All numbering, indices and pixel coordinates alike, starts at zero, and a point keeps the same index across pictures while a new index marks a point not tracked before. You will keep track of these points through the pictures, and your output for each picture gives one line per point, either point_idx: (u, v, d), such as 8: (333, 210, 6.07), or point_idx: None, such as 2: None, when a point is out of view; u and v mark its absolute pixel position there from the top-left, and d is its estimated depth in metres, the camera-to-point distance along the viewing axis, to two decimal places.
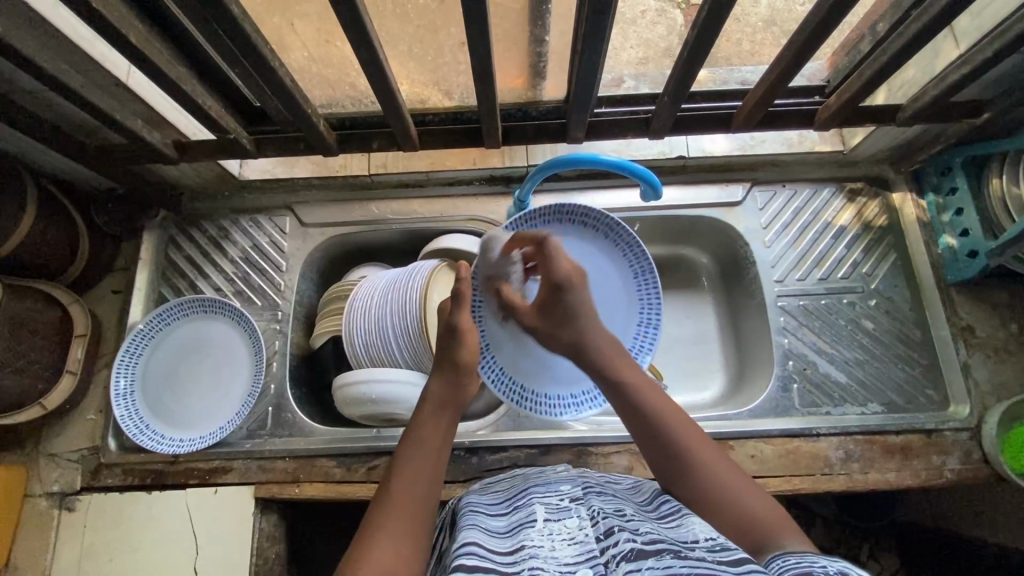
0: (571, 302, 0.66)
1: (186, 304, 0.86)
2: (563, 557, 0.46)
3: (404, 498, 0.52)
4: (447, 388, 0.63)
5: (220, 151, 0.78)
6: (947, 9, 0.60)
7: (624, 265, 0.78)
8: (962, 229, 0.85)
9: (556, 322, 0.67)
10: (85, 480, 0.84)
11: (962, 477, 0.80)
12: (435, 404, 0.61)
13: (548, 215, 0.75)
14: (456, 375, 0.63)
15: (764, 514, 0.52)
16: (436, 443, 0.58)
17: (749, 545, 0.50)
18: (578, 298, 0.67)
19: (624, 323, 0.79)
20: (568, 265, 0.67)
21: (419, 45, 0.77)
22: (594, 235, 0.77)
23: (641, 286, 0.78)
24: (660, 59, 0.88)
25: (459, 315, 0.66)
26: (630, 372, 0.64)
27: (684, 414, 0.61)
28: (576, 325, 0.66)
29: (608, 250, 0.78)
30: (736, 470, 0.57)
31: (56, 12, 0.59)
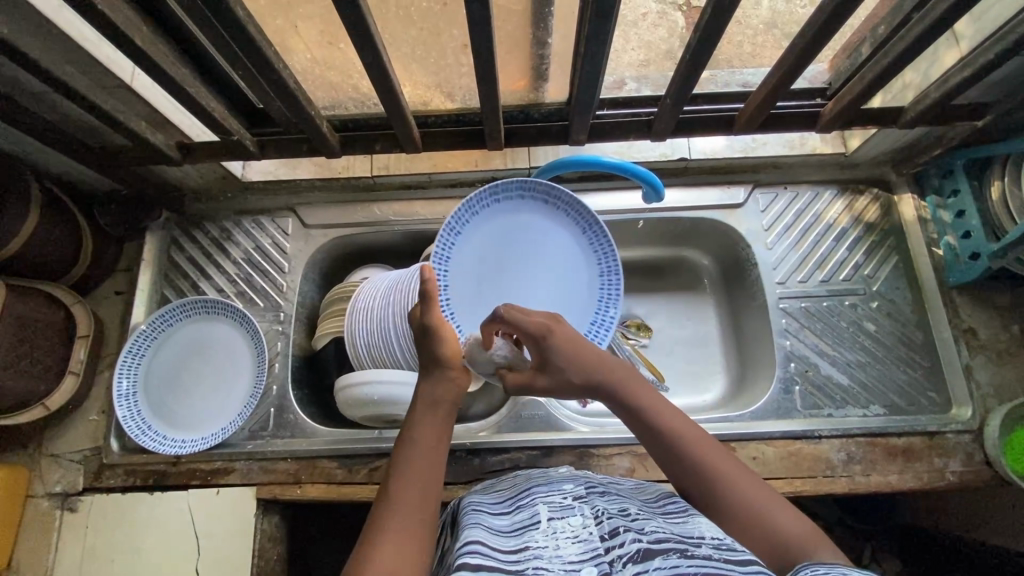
0: (558, 347, 0.61)
1: (188, 305, 0.86)
2: (568, 555, 0.46)
3: (404, 497, 0.52)
4: (438, 383, 0.61)
5: (224, 153, 0.79)
6: (948, 13, 0.60)
7: (573, 227, 0.77)
8: (963, 231, 0.85)
9: (556, 373, 0.61)
10: (86, 482, 0.84)
11: (964, 479, 0.80)
12: (428, 400, 0.60)
13: (481, 197, 0.73)
14: (440, 372, 0.61)
15: (794, 527, 0.50)
16: (434, 438, 0.57)
17: (779, 564, 0.48)
18: (564, 344, 0.61)
19: (585, 278, 0.78)
20: (536, 318, 0.63)
21: (422, 47, 0.76)
22: (533, 203, 0.76)
23: (596, 245, 0.77)
24: (661, 61, 0.89)
25: (431, 312, 0.63)
26: (646, 395, 0.59)
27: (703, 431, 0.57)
28: (575, 365, 0.61)
29: (549, 214, 0.77)
30: (762, 484, 0.54)
31: (62, 14, 0.59)
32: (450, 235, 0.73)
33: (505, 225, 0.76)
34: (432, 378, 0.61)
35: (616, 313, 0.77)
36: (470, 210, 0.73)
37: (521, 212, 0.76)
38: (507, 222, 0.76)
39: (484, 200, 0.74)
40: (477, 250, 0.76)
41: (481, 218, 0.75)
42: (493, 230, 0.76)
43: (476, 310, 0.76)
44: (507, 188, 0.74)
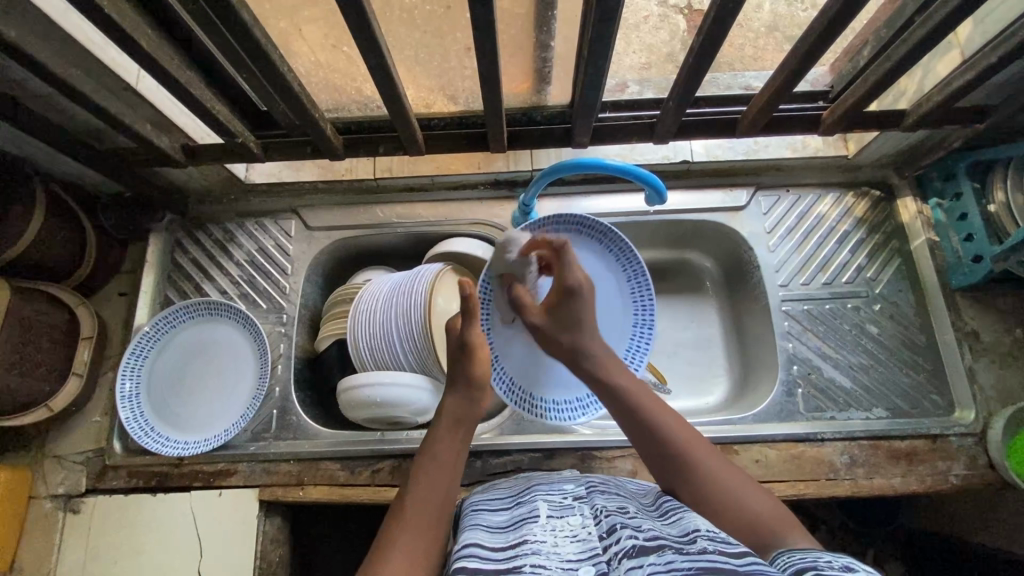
0: (580, 307, 0.67)
1: (192, 306, 0.87)
2: (566, 553, 0.46)
3: (417, 510, 0.53)
4: (457, 403, 0.63)
5: (228, 155, 0.79)
6: (950, 17, 0.60)
7: (618, 271, 0.78)
8: (966, 234, 0.85)
9: (560, 324, 0.67)
10: (91, 482, 0.84)
11: (968, 483, 0.80)
12: (450, 420, 0.62)
13: (543, 224, 0.75)
14: (468, 392, 0.64)
15: (763, 508, 0.53)
16: (450, 456, 0.59)
17: (752, 543, 0.51)
18: (584, 306, 0.67)
19: (621, 309, 0.79)
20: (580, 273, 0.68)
21: (426, 50, 0.77)
22: (587, 242, 0.77)
23: (636, 293, 0.79)
24: (663, 64, 0.89)
25: (471, 329, 0.66)
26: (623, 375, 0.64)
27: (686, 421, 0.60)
28: (580, 330, 0.66)
29: (598, 253, 0.78)
30: (734, 466, 0.57)
31: (68, 17, 0.59)
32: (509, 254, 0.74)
33: None
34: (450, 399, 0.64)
35: (649, 345, 0.79)
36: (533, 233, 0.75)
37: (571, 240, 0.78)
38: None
39: (536, 227, 0.75)
40: None
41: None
42: None
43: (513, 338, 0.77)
44: (563, 218, 0.76)
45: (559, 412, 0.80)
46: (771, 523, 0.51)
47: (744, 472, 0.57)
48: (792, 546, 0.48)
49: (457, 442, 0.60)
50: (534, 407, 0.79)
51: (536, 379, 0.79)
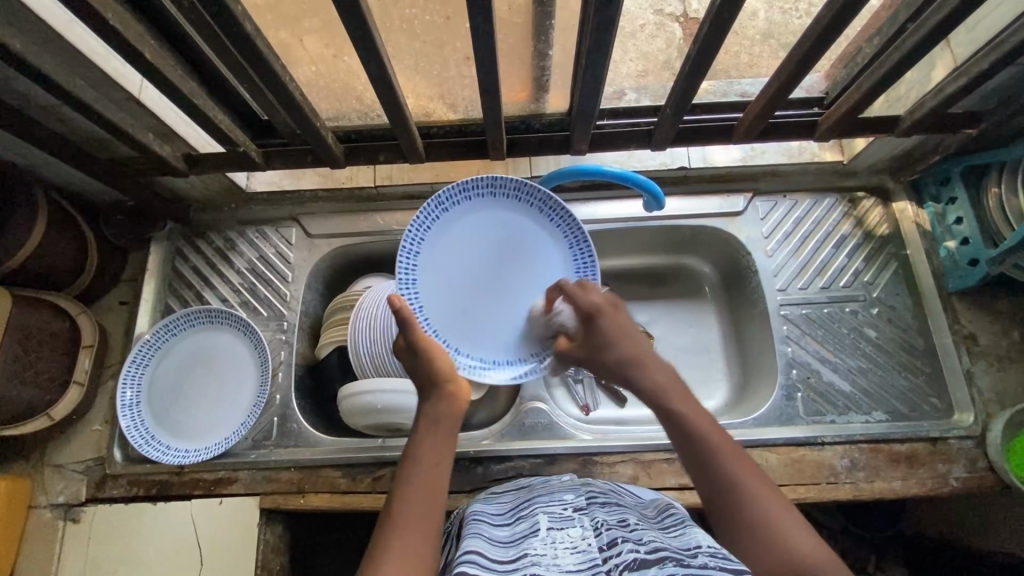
0: (607, 327, 0.64)
1: (193, 314, 0.87)
2: (566, 564, 0.47)
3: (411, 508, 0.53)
4: (437, 401, 0.59)
5: (231, 164, 0.80)
6: (940, 25, 0.61)
7: (528, 209, 0.74)
8: (961, 237, 0.86)
9: (593, 348, 0.65)
10: (90, 491, 0.83)
11: (969, 486, 0.80)
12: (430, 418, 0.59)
13: (429, 211, 0.71)
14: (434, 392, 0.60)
15: (806, 549, 0.47)
16: (438, 452, 0.57)
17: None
18: (617, 324, 0.64)
19: (556, 250, 0.75)
20: (597, 297, 0.66)
21: (425, 60, 0.78)
22: (481, 200, 0.73)
23: (555, 218, 0.74)
24: (659, 71, 0.92)
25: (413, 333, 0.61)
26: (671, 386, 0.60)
27: (735, 441, 0.55)
28: (614, 348, 0.63)
29: (498, 205, 0.74)
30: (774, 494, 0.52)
31: (71, 28, 0.60)
32: (410, 256, 0.70)
33: (459, 228, 0.73)
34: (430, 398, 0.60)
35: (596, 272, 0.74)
36: (421, 228, 0.70)
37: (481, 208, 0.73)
38: (471, 222, 0.73)
39: (420, 218, 0.70)
40: (441, 262, 0.72)
41: (445, 221, 0.72)
42: (452, 233, 0.72)
43: (463, 324, 0.72)
44: (442, 198, 0.71)
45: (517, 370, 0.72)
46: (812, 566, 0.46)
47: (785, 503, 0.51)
48: None
49: (442, 437, 0.58)
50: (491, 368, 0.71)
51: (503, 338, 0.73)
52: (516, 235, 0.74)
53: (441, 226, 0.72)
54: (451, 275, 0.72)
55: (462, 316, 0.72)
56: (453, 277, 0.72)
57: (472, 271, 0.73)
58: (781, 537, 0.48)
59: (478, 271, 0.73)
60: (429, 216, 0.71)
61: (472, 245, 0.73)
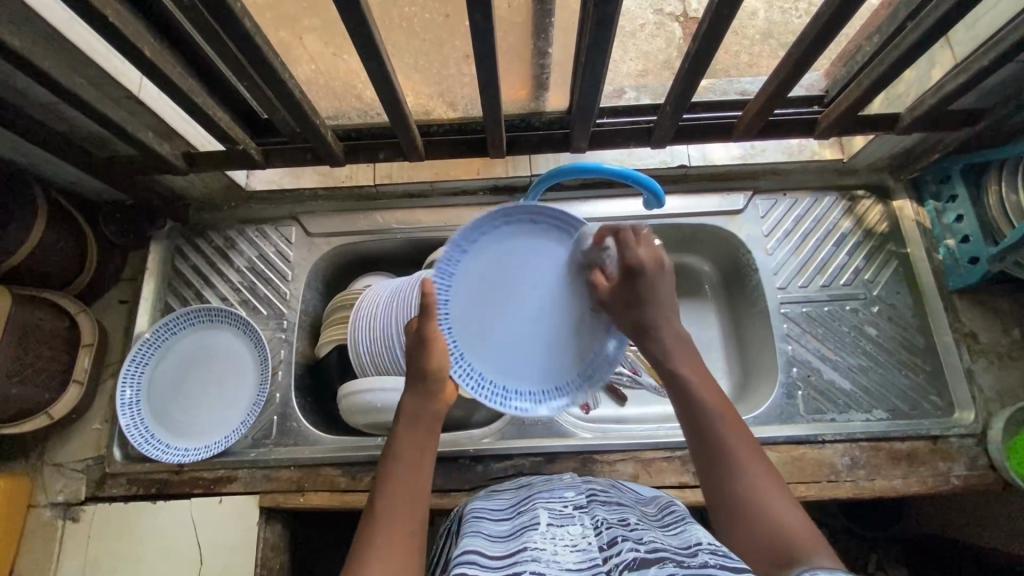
0: (644, 284, 0.63)
1: (193, 313, 0.87)
2: (566, 562, 0.46)
3: (398, 502, 0.53)
4: (423, 397, 0.60)
5: (230, 163, 0.80)
6: (940, 22, 0.61)
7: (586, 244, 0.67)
8: (962, 235, 0.86)
9: (627, 303, 0.63)
10: (89, 492, 0.83)
11: (969, 484, 0.80)
12: (414, 414, 0.59)
13: (480, 225, 0.63)
14: (425, 386, 0.60)
15: (798, 528, 0.49)
16: (422, 447, 0.57)
17: (775, 559, 0.47)
18: (652, 284, 0.63)
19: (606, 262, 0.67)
20: (644, 253, 0.64)
21: (424, 58, 0.78)
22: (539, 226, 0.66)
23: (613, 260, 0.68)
24: (659, 71, 0.92)
25: (429, 325, 0.60)
26: (688, 364, 0.61)
27: (739, 418, 0.57)
28: (643, 307, 0.63)
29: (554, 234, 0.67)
30: (776, 476, 0.53)
31: (70, 26, 0.60)
32: (449, 268, 0.63)
33: (508, 250, 0.66)
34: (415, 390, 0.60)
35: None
36: (466, 241, 0.63)
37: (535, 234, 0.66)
38: (522, 246, 0.66)
39: (472, 226, 0.62)
40: (481, 281, 0.65)
41: (494, 239, 0.65)
42: (500, 254, 0.65)
43: (492, 354, 0.65)
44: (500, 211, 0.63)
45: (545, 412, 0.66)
46: (801, 544, 0.47)
47: (784, 485, 0.53)
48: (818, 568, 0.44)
49: (426, 433, 0.58)
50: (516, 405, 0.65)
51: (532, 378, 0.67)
52: (559, 256, 0.67)
53: (470, 260, 0.64)
54: (490, 300, 0.65)
55: (494, 343, 0.65)
56: (491, 300, 0.65)
57: (514, 298, 0.66)
58: (771, 510, 0.50)
59: (519, 298, 0.66)
60: (478, 231, 0.63)
61: (518, 272, 0.66)
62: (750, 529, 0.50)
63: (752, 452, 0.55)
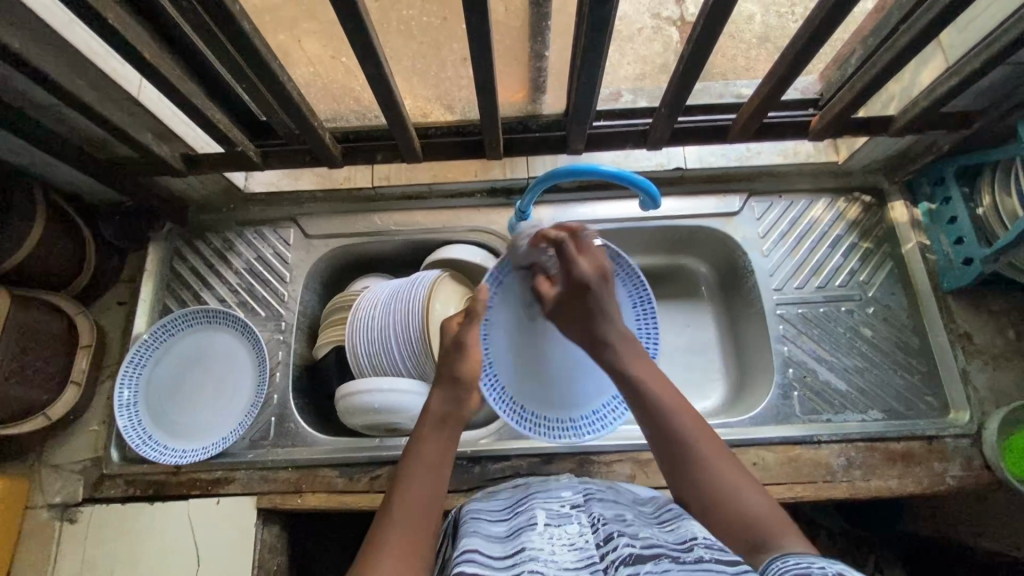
0: (591, 301, 0.67)
1: (191, 314, 0.87)
2: (564, 562, 0.47)
3: (408, 509, 0.53)
4: (445, 402, 0.64)
5: (229, 164, 0.80)
6: (930, 26, 0.62)
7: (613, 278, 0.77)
8: (956, 236, 0.86)
9: (575, 316, 0.68)
10: (87, 493, 0.83)
11: (964, 484, 0.80)
12: (437, 418, 0.62)
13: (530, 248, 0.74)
14: (455, 391, 0.64)
15: (766, 513, 0.50)
16: (438, 457, 0.59)
17: (750, 548, 0.48)
18: (596, 295, 0.68)
19: None
20: (588, 267, 0.69)
21: (422, 60, 0.80)
22: None
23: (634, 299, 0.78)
24: (656, 74, 0.93)
25: (470, 330, 0.68)
26: (639, 365, 0.63)
27: (698, 413, 0.59)
28: (591, 316, 0.67)
29: None
30: (739, 466, 0.55)
31: (71, 29, 0.61)
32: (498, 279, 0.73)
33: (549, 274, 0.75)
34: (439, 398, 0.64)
35: (647, 294, 0.77)
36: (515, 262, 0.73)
37: None
38: None
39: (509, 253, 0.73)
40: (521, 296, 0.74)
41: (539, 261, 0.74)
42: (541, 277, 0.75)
43: (515, 368, 0.74)
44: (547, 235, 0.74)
45: (551, 430, 0.75)
46: (771, 529, 0.48)
47: (749, 473, 0.54)
48: (789, 551, 0.45)
49: (446, 437, 0.61)
50: (527, 421, 0.74)
51: (545, 398, 0.75)
52: None
53: (492, 334, 0.73)
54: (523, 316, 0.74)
55: (519, 356, 0.74)
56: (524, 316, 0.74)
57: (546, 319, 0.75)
58: (739, 498, 0.52)
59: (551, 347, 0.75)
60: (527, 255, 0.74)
61: None
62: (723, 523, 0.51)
63: (714, 445, 0.56)
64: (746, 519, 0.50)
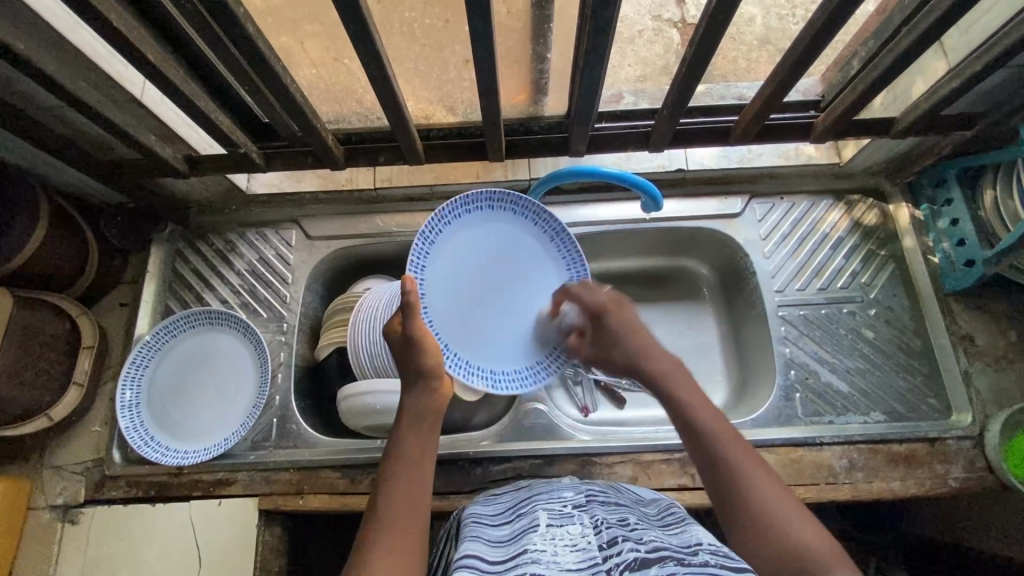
0: (615, 327, 0.68)
1: (194, 315, 0.88)
2: (566, 563, 0.47)
3: (396, 508, 0.53)
4: (422, 396, 0.62)
5: (231, 165, 0.80)
6: (930, 30, 0.62)
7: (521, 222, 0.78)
8: (958, 238, 0.86)
9: (604, 346, 0.69)
10: (88, 494, 0.83)
11: (966, 486, 0.80)
12: (414, 414, 0.61)
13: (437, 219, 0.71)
14: (423, 384, 0.62)
15: (810, 540, 0.49)
16: (419, 451, 0.58)
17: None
18: (623, 323, 0.69)
19: (517, 231, 0.78)
20: (603, 297, 0.71)
21: (424, 62, 0.79)
22: (477, 208, 0.75)
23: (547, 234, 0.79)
24: (657, 76, 0.93)
25: (413, 322, 0.62)
26: (681, 387, 0.62)
27: (740, 436, 0.57)
28: (619, 344, 0.67)
29: (497, 218, 0.76)
30: (784, 492, 0.53)
31: (76, 32, 0.61)
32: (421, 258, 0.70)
33: (465, 238, 0.74)
34: (415, 392, 0.62)
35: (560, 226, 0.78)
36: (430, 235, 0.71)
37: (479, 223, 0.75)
38: (473, 233, 0.75)
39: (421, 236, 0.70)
40: (448, 268, 0.73)
41: (451, 232, 0.73)
42: (458, 243, 0.74)
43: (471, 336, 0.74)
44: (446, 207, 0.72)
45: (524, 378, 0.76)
46: (816, 559, 0.47)
47: (794, 499, 0.53)
48: None
49: (426, 438, 0.59)
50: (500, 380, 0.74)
51: (506, 352, 0.76)
52: (503, 238, 0.77)
53: (437, 316, 0.72)
54: (457, 286, 0.73)
55: (468, 325, 0.74)
56: (458, 288, 0.74)
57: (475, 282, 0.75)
58: (784, 523, 0.50)
59: (490, 305, 0.76)
60: (436, 228, 0.71)
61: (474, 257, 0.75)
62: (761, 547, 0.49)
63: (758, 469, 0.54)
64: (797, 552, 0.48)
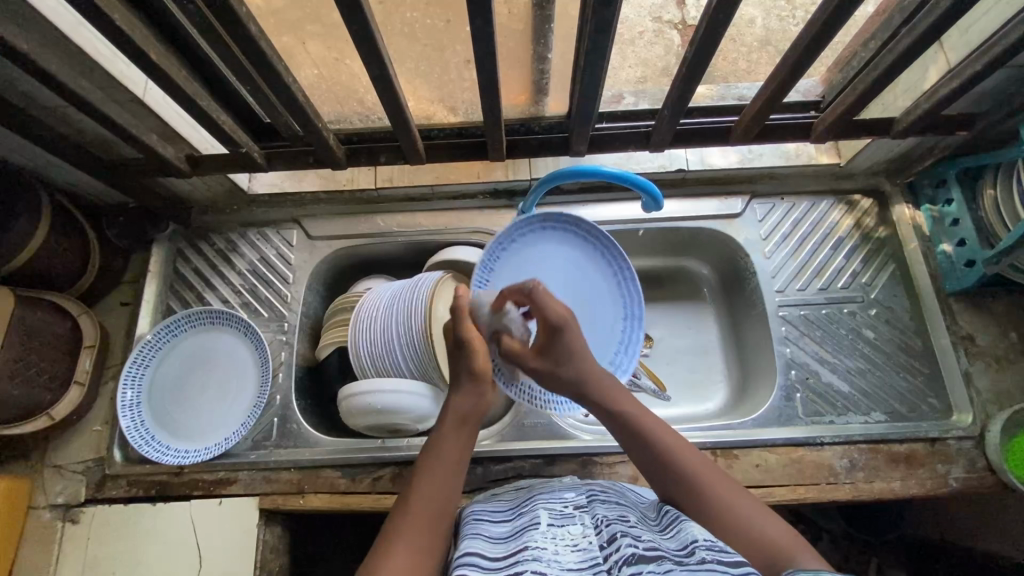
0: (568, 342, 0.62)
1: (193, 315, 0.87)
2: (567, 562, 0.47)
3: (422, 507, 0.53)
4: (466, 398, 0.62)
5: (233, 165, 0.80)
6: (929, 30, 0.62)
7: (570, 239, 0.80)
8: (958, 238, 0.87)
9: (555, 362, 0.63)
10: (89, 492, 0.84)
11: (967, 486, 0.80)
12: (455, 417, 0.61)
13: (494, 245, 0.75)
14: (474, 390, 0.62)
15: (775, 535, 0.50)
16: (456, 458, 0.58)
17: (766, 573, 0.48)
18: (575, 338, 0.62)
19: (566, 248, 0.80)
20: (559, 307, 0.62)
21: (426, 62, 0.79)
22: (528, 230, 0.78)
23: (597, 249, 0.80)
24: (657, 77, 0.93)
25: (463, 325, 0.64)
26: (628, 403, 0.61)
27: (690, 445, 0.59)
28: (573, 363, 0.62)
29: (548, 238, 0.79)
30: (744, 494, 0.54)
31: (79, 32, 0.61)
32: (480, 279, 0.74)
33: (519, 260, 0.78)
34: (460, 394, 0.62)
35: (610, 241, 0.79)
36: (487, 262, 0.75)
37: (532, 244, 0.79)
38: (528, 254, 0.78)
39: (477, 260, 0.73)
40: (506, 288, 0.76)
41: (507, 255, 0.77)
42: (515, 265, 0.77)
43: None
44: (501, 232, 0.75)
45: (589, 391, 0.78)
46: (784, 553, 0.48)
47: (755, 499, 0.54)
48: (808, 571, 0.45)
49: (462, 442, 0.59)
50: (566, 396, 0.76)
51: None
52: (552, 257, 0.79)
53: None
54: None
55: None
56: None
57: None
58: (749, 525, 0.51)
59: None
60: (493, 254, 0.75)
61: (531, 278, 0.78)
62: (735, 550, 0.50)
63: (714, 476, 0.56)
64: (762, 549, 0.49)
